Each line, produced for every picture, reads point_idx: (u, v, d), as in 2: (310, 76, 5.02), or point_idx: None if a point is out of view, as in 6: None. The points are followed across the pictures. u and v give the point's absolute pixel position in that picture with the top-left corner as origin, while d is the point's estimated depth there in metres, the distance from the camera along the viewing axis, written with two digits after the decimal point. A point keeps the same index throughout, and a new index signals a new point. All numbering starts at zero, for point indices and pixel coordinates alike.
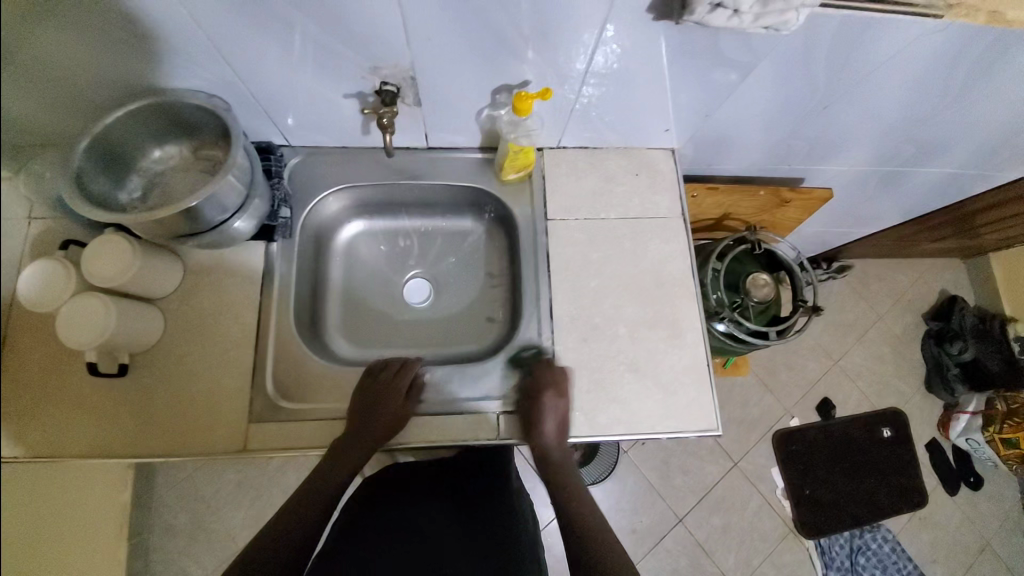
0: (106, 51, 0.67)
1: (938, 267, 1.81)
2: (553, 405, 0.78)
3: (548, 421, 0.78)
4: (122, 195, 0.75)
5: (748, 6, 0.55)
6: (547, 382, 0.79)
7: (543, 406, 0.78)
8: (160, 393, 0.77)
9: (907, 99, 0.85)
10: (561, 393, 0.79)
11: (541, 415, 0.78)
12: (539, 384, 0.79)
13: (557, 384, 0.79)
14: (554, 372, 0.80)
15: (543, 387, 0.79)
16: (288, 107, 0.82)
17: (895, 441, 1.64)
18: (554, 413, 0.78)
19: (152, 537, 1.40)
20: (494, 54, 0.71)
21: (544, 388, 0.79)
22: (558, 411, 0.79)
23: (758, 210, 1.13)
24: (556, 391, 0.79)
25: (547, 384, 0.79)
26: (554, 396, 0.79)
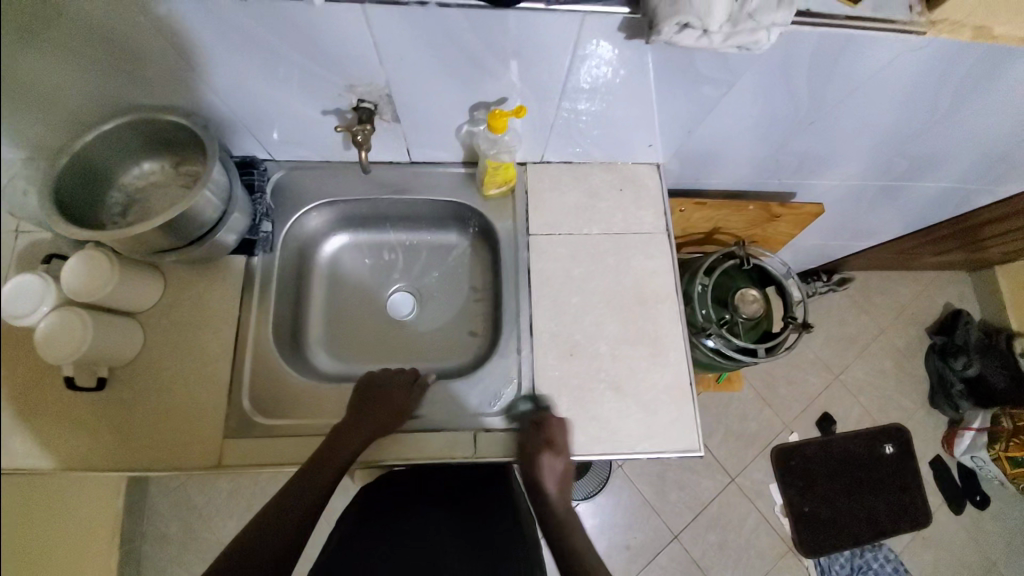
0: (88, 71, 0.70)
1: (942, 279, 1.77)
2: (548, 463, 0.77)
3: (544, 478, 0.77)
4: (102, 210, 0.77)
5: (717, 26, 0.54)
6: (543, 441, 0.77)
7: (539, 464, 0.77)
8: (136, 407, 0.78)
9: (894, 116, 0.84)
10: (558, 449, 0.77)
11: (537, 473, 0.77)
12: (536, 442, 0.77)
13: (553, 441, 0.77)
14: (547, 429, 0.78)
15: (539, 444, 0.77)
16: (270, 123, 0.83)
17: (898, 457, 1.60)
18: (550, 471, 0.77)
19: (143, 545, 1.40)
20: (469, 72, 0.71)
21: (537, 446, 0.77)
22: (553, 467, 0.77)
23: (749, 224, 1.11)
24: (552, 449, 0.77)
25: (541, 442, 0.77)
26: (551, 455, 0.77)
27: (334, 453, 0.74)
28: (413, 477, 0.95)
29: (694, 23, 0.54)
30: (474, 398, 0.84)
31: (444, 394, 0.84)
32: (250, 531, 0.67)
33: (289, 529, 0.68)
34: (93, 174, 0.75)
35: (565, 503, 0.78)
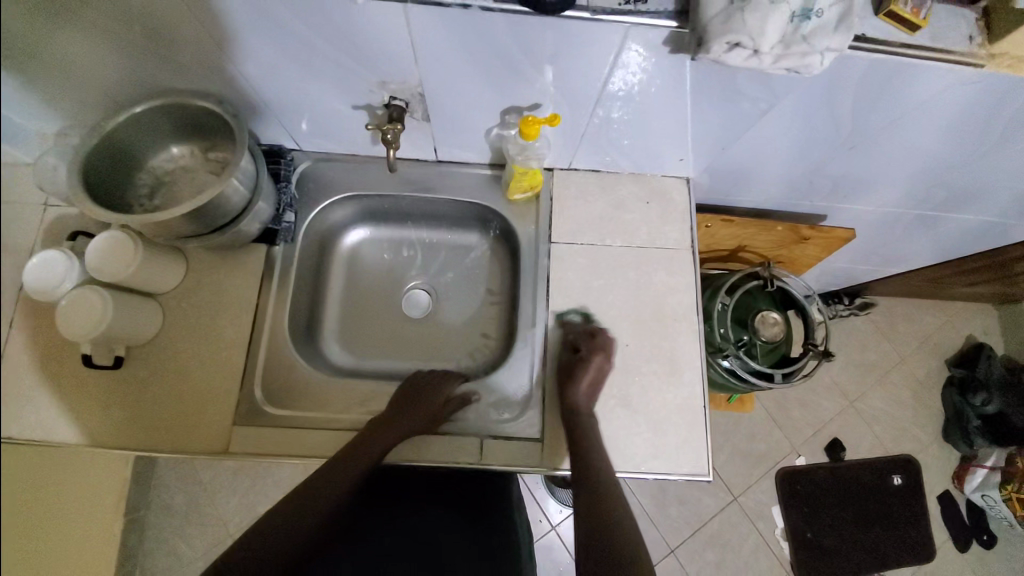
0: (119, 51, 0.69)
1: (969, 310, 1.72)
2: (598, 362, 0.79)
3: (585, 374, 0.78)
4: (131, 192, 0.78)
5: (769, 47, 0.53)
6: (595, 345, 0.81)
7: (589, 360, 0.79)
8: (151, 387, 0.78)
9: (938, 146, 0.81)
10: (607, 355, 0.80)
11: (581, 366, 0.79)
12: (589, 344, 0.81)
13: (606, 348, 0.81)
14: (597, 335, 0.82)
15: (589, 347, 0.80)
16: (299, 113, 0.82)
17: (907, 490, 1.57)
18: (595, 369, 0.79)
19: (149, 513, 1.43)
20: (504, 75, 0.70)
21: (591, 347, 0.80)
22: (600, 367, 0.79)
23: (775, 245, 1.08)
24: (604, 352, 0.80)
25: (595, 345, 0.81)
26: (601, 357, 0.80)
27: (366, 450, 0.77)
28: (417, 481, 0.95)
29: (745, 42, 0.52)
30: (488, 405, 0.83)
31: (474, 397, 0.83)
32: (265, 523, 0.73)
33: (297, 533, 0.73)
34: (123, 156, 0.75)
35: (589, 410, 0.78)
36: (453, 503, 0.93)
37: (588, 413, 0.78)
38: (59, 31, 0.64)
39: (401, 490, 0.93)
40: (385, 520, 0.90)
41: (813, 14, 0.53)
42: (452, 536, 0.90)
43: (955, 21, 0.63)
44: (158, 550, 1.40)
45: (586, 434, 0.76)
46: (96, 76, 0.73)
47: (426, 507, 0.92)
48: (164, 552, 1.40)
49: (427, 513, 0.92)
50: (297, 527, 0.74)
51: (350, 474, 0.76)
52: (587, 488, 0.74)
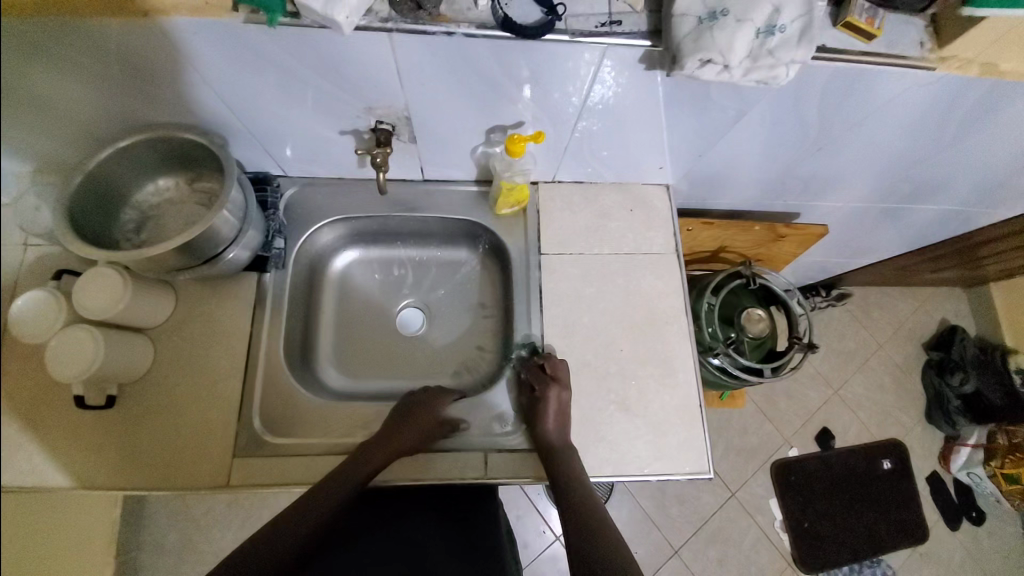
0: (103, 89, 0.70)
1: (939, 294, 1.79)
2: (555, 396, 0.79)
3: (547, 411, 0.78)
4: (118, 227, 0.78)
5: (738, 61, 0.57)
6: (549, 376, 0.80)
7: (545, 397, 0.79)
8: (145, 423, 0.77)
9: (899, 143, 0.86)
10: (563, 385, 0.80)
11: (541, 405, 0.78)
12: (540, 379, 0.81)
13: (557, 376, 0.80)
14: (548, 366, 0.81)
15: (543, 382, 0.80)
16: (285, 141, 0.83)
17: (896, 472, 1.62)
18: (555, 406, 0.78)
19: (140, 555, 1.37)
20: (487, 95, 0.72)
21: (544, 382, 0.80)
22: (559, 401, 0.79)
23: (754, 244, 1.12)
24: (558, 384, 0.80)
25: (547, 378, 0.80)
26: (557, 388, 0.79)
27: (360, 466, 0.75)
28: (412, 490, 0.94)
29: (716, 59, 0.56)
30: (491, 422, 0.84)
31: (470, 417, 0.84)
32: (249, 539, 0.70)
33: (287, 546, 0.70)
34: (109, 193, 0.75)
35: (564, 435, 0.78)
36: (451, 519, 0.92)
37: (564, 447, 0.77)
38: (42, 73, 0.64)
39: (396, 500, 0.93)
40: (377, 526, 0.89)
41: (777, 30, 0.57)
42: (444, 543, 0.89)
43: (906, 28, 0.68)
44: None
45: (565, 443, 0.77)
46: (79, 114, 0.73)
47: (422, 515, 0.92)
48: None
49: (422, 524, 0.90)
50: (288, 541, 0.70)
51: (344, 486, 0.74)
52: (570, 502, 0.74)
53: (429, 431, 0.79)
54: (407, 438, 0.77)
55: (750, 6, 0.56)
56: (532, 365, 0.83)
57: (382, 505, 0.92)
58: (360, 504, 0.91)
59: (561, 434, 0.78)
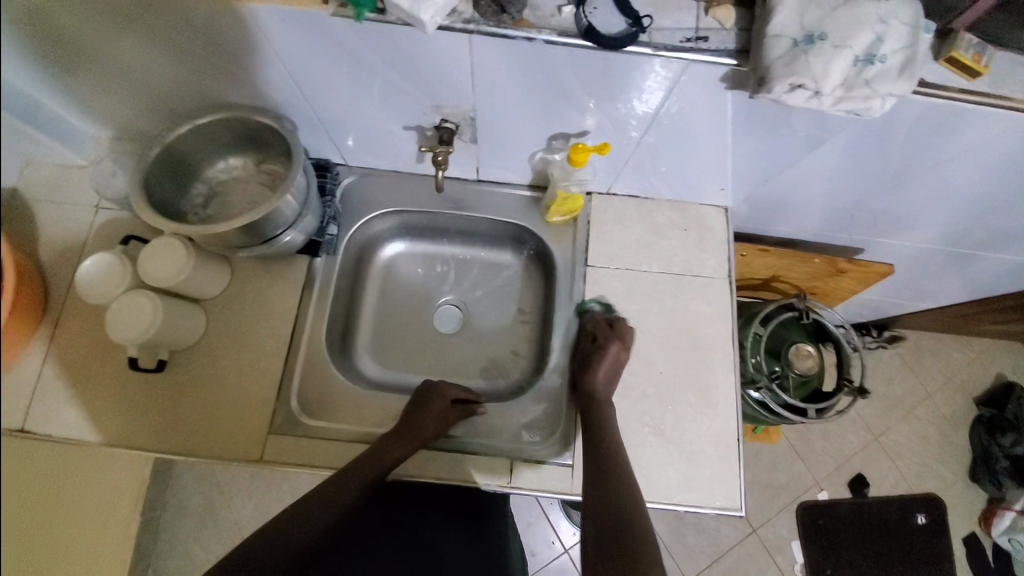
0: (187, 67, 0.73)
1: (1001, 348, 1.67)
2: (615, 350, 0.80)
3: (603, 363, 0.79)
4: (185, 202, 0.81)
5: (830, 88, 0.54)
6: (616, 333, 0.81)
7: (604, 349, 0.80)
8: (190, 391, 0.80)
9: (991, 185, 0.79)
10: (625, 343, 0.81)
11: (599, 356, 0.79)
12: (606, 331, 0.81)
13: (624, 336, 0.81)
14: (616, 325, 0.82)
15: (608, 335, 0.81)
16: (348, 130, 0.84)
17: (932, 530, 1.51)
18: (611, 359, 0.79)
19: (166, 512, 1.43)
20: (553, 102, 0.71)
21: (609, 334, 0.81)
22: (616, 357, 0.79)
23: (810, 276, 1.06)
24: (621, 340, 0.80)
25: (614, 332, 0.81)
26: (619, 345, 0.80)
27: (379, 454, 0.75)
28: (422, 490, 0.94)
29: (808, 84, 0.54)
30: (531, 434, 0.83)
31: (500, 422, 0.84)
32: (275, 523, 0.70)
33: (315, 530, 0.71)
34: (181, 167, 0.78)
35: (606, 394, 0.78)
36: (461, 522, 0.92)
37: (605, 406, 0.78)
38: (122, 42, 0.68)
39: (407, 500, 0.92)
40: (390, 531, 0.89)
41: (876, 59, 0.54)
42: (457, 547, 0.89)
43: (1014, 67, 0.63)
44: (171, 551, 1.40)
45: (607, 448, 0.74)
46: (161, 89, 0.77)
47: (432, 517, 0.92)
48: (177, 554, 1.40)
49: (433, 524, 0.91)
50: (316, 521, 0.71)
51: (365, 473, 0.74)
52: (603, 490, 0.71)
53: (445, 423, 0.80)
54: (426, 429, 0.78)
55: (850, 33, 0.54)
56: (599, 320, 0.83)
57: (397, 503, 0.92)
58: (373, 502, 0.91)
59: (606, 393, 0.78)
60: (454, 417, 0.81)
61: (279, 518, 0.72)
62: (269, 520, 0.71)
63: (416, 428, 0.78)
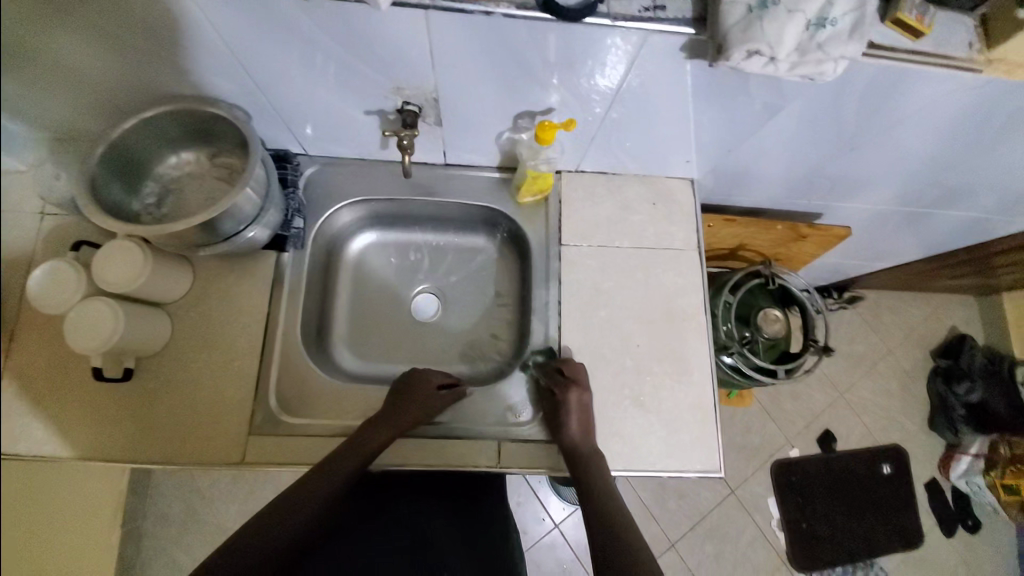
0: (130, 59, 0.69)
1: (952, 302, 1.77)
2: (574, 398, 0.78)
3: (570, 413, 0.77)
4: (136, 202, 0.77)
5: (785, 54, 0.56)
6: (568, 379, 0.79)
7: (565, 400, 0.78)
8: (160, 398, 0.77)
9: (938, 144, 0.83)
10: (582, 388, 0.79)
11: (563, 408, 0.77)
12: (560, 381, 0.79)
13: (577, 379, 0.79)
14: (566, 368, 0.80)
15: (562, 385, 0.79)
16: (307, 118, 0.82)
17: (896, 478, 1.61)
18: (576, 408, 0.78)
19: (145, 523, 1.38)
20: (518, 79, 0.71)
21: (563, 385, 0.79)
22: (579, 403, 0.78)
23: (774, 243, 1.10)
24: (577, 387, 0.79)
25: (566, 381, 0.79)
26: (577, 392, 0.78)
27: (357, 446, 0.74)
28: (409, 477, 0.95)
29: (764, 50, 0.55)
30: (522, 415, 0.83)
31: (483, 406, 0.84)
32: (256, 519, 0.69)
33: (297, 524, 0.70)
34: (130, 166, 0.74)
35: (587, 438, 0.78)
36: (452, 506, 0.93)
37: (590, 447, 0.77)
38: (65, 37, 0.63)
39: (394, 485, 0.93)
40: (378, 518, 0.89)
41: (828, 23, 0.56)
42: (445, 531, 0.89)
43: (955, 27, 0.66)
44: (154, 562, 1.37)
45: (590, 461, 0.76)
46: (103, 83, 0.72)
47: (419, 502, 0.92)
48: (161, 565, 1.36)
49: (427, 512, 0.91)
50: (301, 514, 0.71)
51: (343, 467, 0.73)
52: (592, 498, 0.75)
53: (426, 413, 0.79)
54: (405, 418, 0.77)
55: None
56: (550, 369, 0.81)
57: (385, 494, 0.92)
58: (360, 492, 0.91)
59: (585, 437, 0.77)
60: (437, 405, 0.80)
61: (258, 515, 0.70)
62: (246, 521, 0.70)
63: (394, 417, 0.77)
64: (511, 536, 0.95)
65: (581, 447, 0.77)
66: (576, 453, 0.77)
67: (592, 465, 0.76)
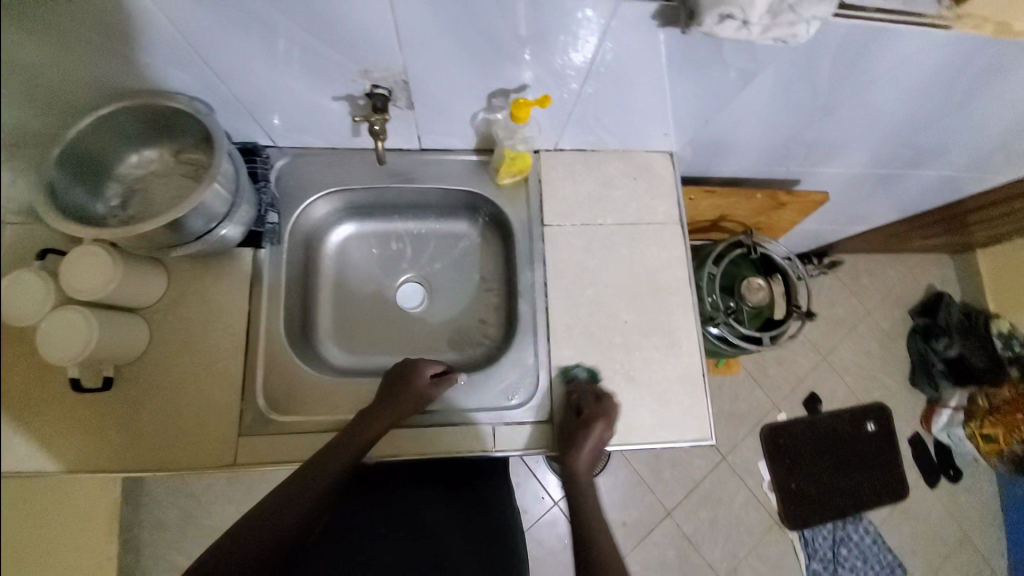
0: (86, 55, 0.65)
1: (927, 261, 1.81)
2: (598, 431, 0.76)
3: (586, 444, 0.76)
4: (100, 204, 0.74)
5: (757, 17, 0.55)
6: (601, 408, 0.78)
7: (589, 427, 0.76)
8: (143, 405, 0.75)
9: (910, 103, 0.83)
10: (609, 422, 0.77)
11: (583, 435, 0.76)
12: (592, 408, 0.78)
13: (608, 414, 0.78)
14: (602, 400, 0.79)
15: (592, 412, 0.77)
16: (274, 109, 0.79)
17: (880, 434, 1.67)
18: (594, 439, 0.76)
19: (143, 532, 1.37)
20: (489, 56, 0.69)
21: (594, 413, 0.77)
22: (600, 437, 0.76)
23: (754, 212, 1.11)
24: (606, 419, 0.77)
25: (599, 410, 0.77)
26: (603, 423, 0.77)
27: (352, 438, 0.74)
28: (406, 463, 0.95)
29: (736, 13, 0.54)
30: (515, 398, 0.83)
31: (475, 391, 0.84)
32: (249, 516, 0.69)
33: (290, 525, 0.69)
34: (89, 166, 0.71)
35: (588, 472, 0.77)
36: (448, 494, 0.93)
37: (586, 480, 0.77)
38: (42, 45, 0.59)
39: (391, 473, 0.93)
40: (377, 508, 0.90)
41: None
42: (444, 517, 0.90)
43: None
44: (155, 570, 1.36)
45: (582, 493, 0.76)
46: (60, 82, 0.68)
47: (416, 488, 0.93)
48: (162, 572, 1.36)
49: (424, 501, 0.91)
50: (293, 513, 0.70)
51: (337, 462, 0.73)
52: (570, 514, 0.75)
53: (421, 401, 0.79)
54: (400, 409, 0.77)
55: None
56: (588, 395, 0.79)
57: (381, 484, 0.92)
58: (355, 485, 0.91)
59: (586, 470, 0.77)
60: (433, 394, 0.80)
61: (249, 514, 0.69)
62: (236, 520, 0.68)
63: (388, 409, 0.77)
64: (512, 515, 0.95)
65: (580, 476, 0.77)
66: (573, 481, 0.77)
67: (579, 493, 0.76)
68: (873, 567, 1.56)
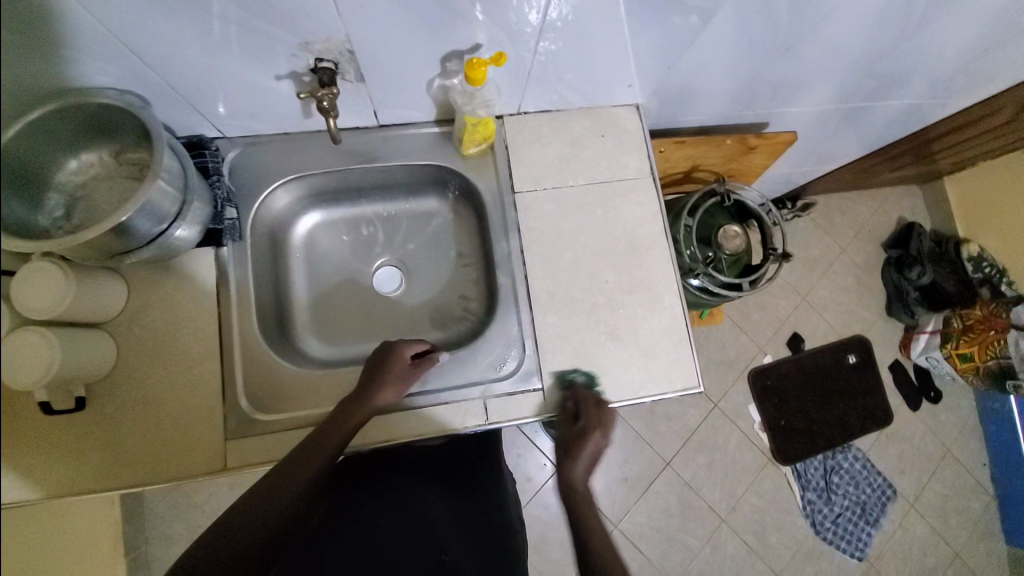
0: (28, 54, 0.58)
1: (897, 193, 1.84)
2: (595, 440, 0.77)
3: (585, 451, 0.76)
4: (42, 216, 0.67)
5: None
6: (595, 420, 0.77)
7: (585, 437, 0.77)
8: (120, 421, 0.72)
9: (868, 32, 0.82)
10: (605, 432, 0.78)
11: (580, 442, 0.76)
12: (591, 414, 0.78)
13: (603, 424, 0.78)
14: (601, 408, 0.79)
15: (590, 419, 0.77)
16: (215, 96, 0.74)
17: (862, 366, 1.73)
18: (591, 451, 0.77)
19: (150, 547, 1.36)
20: (435, 16, 0.65)
21: (592, 420, 0.77)
22: (597, 446, 0.77)
23: (725, 159, 1.10)
24: (602, 429, 0.78)
25: (596, 418, 0.78)
26: (598, 433, 0.77)
27: (339, 423, 0.73)
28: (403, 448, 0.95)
29: None
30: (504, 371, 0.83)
31: (462, 367, 0.83)
32: (231, 511, 0.66)
33: (275, 519, 0.66)
34: (25, 175, 0.64)
35: (585, 479, 0.76)
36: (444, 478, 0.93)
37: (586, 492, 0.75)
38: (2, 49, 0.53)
39: (391, 460, 0.93)
40: (376, 497, 0.89)
41: None
42: (447, 506, 0.90)
43: None
44: None
45: (583, 503, 0.74)
46: None
47: (412, 476, 0.92)
48: None
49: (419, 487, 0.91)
50: (276, 509, 0.67)
51: (325, 450, 0.72)
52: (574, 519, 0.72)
53: (406, 382, 0.78)
54: (386, 390, 0.76)
55: None
56: (586, 401, 0.79)
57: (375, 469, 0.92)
58: (349, 473, 0.91)
59: (586, 479, 0.76)
60: (419, 373, 0.79)
61: (230, 509, 0.66)
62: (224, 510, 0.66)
63: (373, 391, 0.76)
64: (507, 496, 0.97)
65: (577, 483, 0.75)
66: (572, 490, 0.75)
67: (582, 505, 0.73)
68: (864, 489, 1.65)
